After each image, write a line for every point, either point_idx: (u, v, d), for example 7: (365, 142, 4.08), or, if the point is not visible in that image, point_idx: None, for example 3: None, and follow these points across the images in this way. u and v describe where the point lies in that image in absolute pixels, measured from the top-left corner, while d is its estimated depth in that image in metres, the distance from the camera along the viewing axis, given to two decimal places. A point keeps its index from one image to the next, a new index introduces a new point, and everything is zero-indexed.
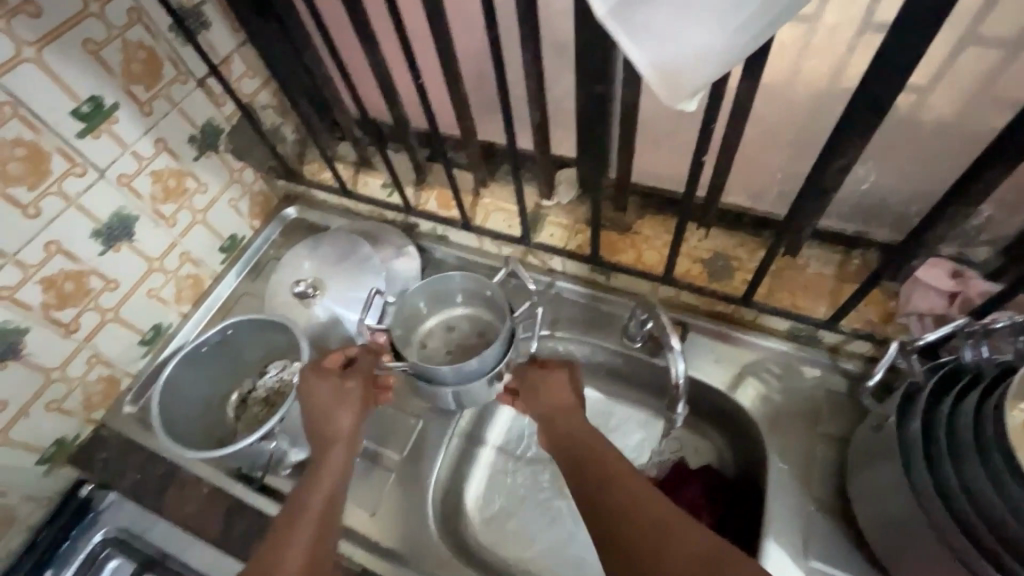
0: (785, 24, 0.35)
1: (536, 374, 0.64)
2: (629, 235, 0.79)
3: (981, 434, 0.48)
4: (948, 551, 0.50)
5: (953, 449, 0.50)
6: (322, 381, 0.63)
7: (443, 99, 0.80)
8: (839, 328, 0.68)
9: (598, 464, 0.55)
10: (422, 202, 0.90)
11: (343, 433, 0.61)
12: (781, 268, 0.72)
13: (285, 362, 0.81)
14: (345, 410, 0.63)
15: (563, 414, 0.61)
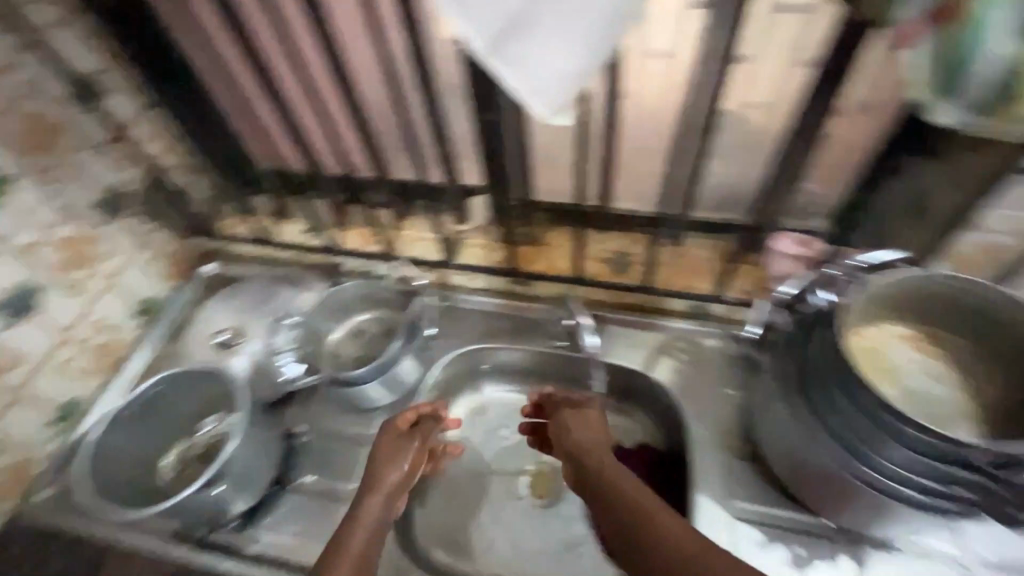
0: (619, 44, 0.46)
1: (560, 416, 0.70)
2: (540, 246, 0.89)
3: (833, 362, 0.58)
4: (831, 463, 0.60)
5: (819, 379, 0.60)
6: (388, 437, 0.67)
7: (352, 143, 0.85)
8: (723, 298, 0.81)
9: (598, 473, 0.60)
10: (343, 241, 0.94)
11: (384, 485, 0.61)
12: (671, 256, 0.84)
13: (220, 416, 0.78)
14: (398, 462, 0.64)
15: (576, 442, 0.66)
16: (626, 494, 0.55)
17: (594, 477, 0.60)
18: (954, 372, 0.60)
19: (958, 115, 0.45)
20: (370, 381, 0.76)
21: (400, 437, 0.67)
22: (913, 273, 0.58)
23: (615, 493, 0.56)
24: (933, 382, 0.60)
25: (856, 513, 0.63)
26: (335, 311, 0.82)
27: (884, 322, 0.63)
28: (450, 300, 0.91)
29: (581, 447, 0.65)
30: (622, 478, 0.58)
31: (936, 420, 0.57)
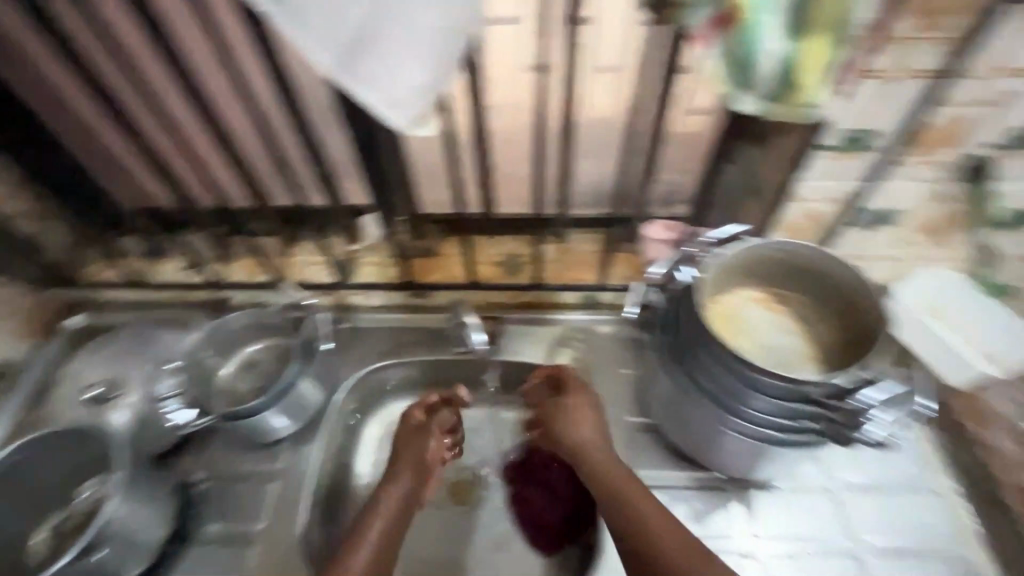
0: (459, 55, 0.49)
1: (562, 404, 0.71)
2: (434, 257, 0.90)
3: (698, 329, 0.65)
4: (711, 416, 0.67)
5: (689, 346, 0.66)
6: (410, 424, 0.75)
7: (224, 173, 0.82)
8: (609, 286, 0.87)
9: (595, 463, 0.65)
10: (228, 273, 0.90)
11: (407, 473, 0.69)
12: (559, 254, 0.88)
13: (99, 479, 0.70)
14: (422, 449, 0.72)
15: (586, 453, 0.67)
16: (619, 489, 0.62)
17: (587, 466, 0.66)
18: (794, 325, 0.69)
19: (754, 104, 0.53)
20: (267, 411, 0.73)
21: (417, 427, 0.75)
22: (754, 240, 0.66)
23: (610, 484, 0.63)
24: (777, 336, 0.69)
25: (738, 461, 0.70)
26: (223, 346, 0.78)
27: (735, 289, 0.71)
28: (350, 321, 0.90)
29: (569, 439, 0.68)
30: (652, 515, 0.59)
31: (782, 367, 0.66)
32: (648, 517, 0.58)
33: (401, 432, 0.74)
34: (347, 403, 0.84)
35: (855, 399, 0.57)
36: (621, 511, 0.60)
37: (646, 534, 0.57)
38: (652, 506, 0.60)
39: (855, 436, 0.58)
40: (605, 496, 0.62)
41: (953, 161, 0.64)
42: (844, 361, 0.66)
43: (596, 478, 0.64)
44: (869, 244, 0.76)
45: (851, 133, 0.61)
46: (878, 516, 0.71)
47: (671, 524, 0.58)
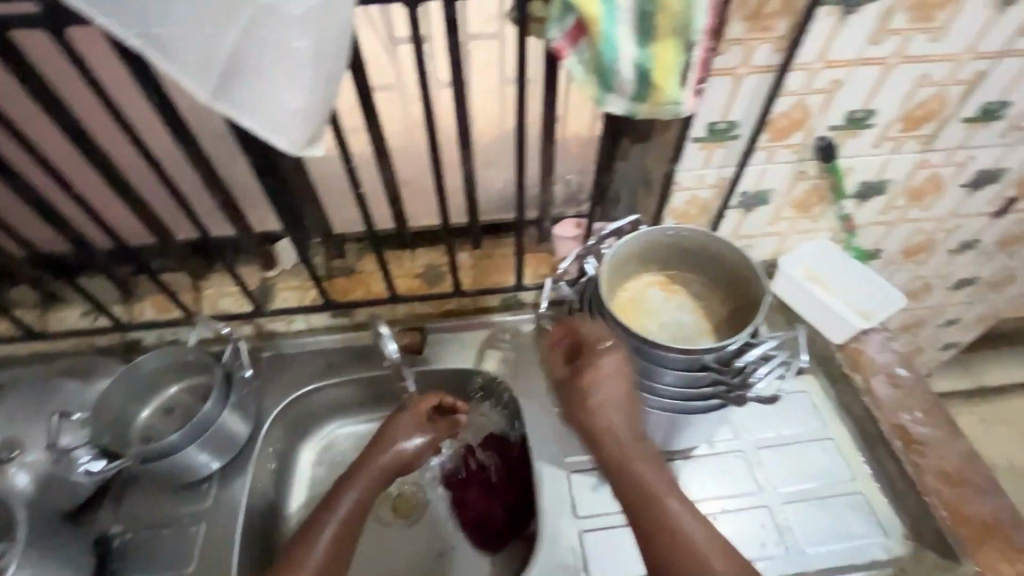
0: (339, 77, 0.50)
1: (593, 371, 0.65)
2: (355, 275, 0.91)
3: (603, 315, 0.69)
4: (623, 397, 0.71)
5: None
6: (400, 419, 0.75)
7: (119, 211, 0.79)
8: (527, 285, 0.91)
9: (623, 453, 0.65)
10: (136, 314, 0.86)
11: (374, 466, 0.71)
12: (476, 259, 0.92)
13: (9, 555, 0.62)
14: (404, 443, 0.73)
15: (604, 419, 0.66)
16: (652, 488, 0.63)
17: (610, 451, 0.65)
18: (692, 302, 0.75)
19: (624, 107, 0.58)
20: (184, 449, 0.70)
21: (417, 429, 0.75)
22: (646, 232, 0.72)
23: (645, 486, 0.63)
24: (677, 314, 0.74)
25: (655, 436, 0.75)
26: (134, 390, 0.74)
27: (637, 276, 0.77)
28: (274, 348, 0.88)
29: (596, 420, 0.65)
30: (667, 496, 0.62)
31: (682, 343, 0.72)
32: (684, 521, 0.61)
33: (395, 428, 0.74)
34: (274, 433, 0.83)
35: (743, 360, 0.65)
36: (655, 515, 0.62)
37: (682, 544, 0.60)
38: (686, 509, 0.62)
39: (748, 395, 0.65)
40: (637, 493, 0.63)
41: (803, 143, 0.73)
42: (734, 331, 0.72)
43: (625, 466, 0.64)
44: (750, 222, 0.85)
45: (714, 125, 0.68)
46: (784, 465, 0.78)
47: (704, 530, 0.61)
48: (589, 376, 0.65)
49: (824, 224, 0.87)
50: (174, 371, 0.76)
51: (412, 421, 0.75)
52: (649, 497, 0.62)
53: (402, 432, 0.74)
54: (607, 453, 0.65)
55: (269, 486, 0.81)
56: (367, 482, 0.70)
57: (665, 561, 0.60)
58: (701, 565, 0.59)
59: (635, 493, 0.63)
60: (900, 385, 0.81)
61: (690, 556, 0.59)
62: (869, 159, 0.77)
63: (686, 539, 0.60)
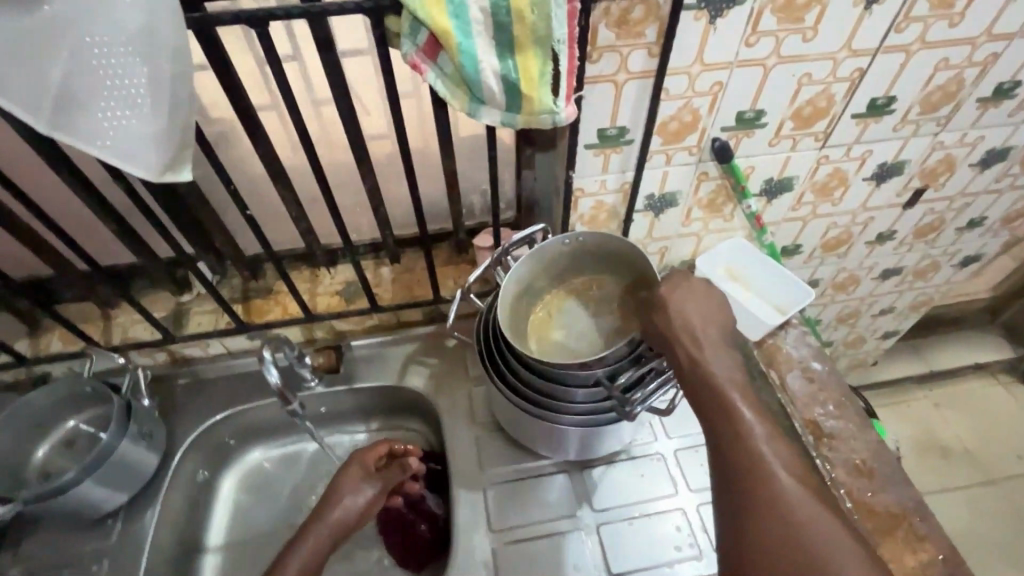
0: (184, 98, 0.48)
1: (679, 288, 0.61)
2: (272, 295, 0.89)
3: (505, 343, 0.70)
4: (538, 421, 0.71)
5: (505, 358, 0.71)
6: (353, 465, 0.73)
7: (14, 245, 0.78)
8: (445, 298, 0.89)
9: (705, 358, 0.56)
10: (43, 348, 0.84)
11: (329, 514, 0.69)
12: (398, 273, 0.91)
13: None
14: (355, 493, 0.71)
15: (698, 335, 0.57)
16: (725, 390, 0.54)
17: (685, 353, 0.57)
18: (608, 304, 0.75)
19: (500, 118, 0.58)
20: (84, 484, 0.67)
21: (364, 478, 0.73)
22: (548, 243, 0.71)
23: (716, 385, 0.54)
24: (592, 323, 0.75)
25: (568, 448, 0.74)
26: (29, 430, 0.72)
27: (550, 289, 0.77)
28: (189, 374, 0.87)
29: (674, 320, 0.58)
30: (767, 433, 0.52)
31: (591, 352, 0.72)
32: (755, 427, 0.52)
33: (342, 480, 0.72)
34: (189, 463, 0.81)
35: (633, 373, 0.63)
36: (723, 415, 0.53)
37: (751, 448, 0.51)
38: (760, 417, 0.53)
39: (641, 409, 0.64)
40: (708, 393, 0.55)
41: (698, 144, 0.73)
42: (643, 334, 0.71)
43: (699, 365, 0.56)
44: (662, 224, 0.85)
45: (604, 131, 0.69)
46: (701, 466, 0.78)
47: (782, 444, 0.51)
48: (668, 288, 0.61)
49: (737, 223, 0.87)
50: (73, 405, 0.74)
51: (365, 468, 0.73)
52: (744, 431, 0.52)
53: (353, 480, 0.72)
54: (685, 356, 0.57)
55: (184, 514, 0.79)
56: (319, 535, 0.68)
57: (725, 464, 0.52)
58: (765, 473, 0.50)
59: (705, 397, 0.55)
60: (814, 380, 0.81)
61: (757, 462, 0.50)
62: (768, 158, 0.78)
63: (751, 443, 0.51)
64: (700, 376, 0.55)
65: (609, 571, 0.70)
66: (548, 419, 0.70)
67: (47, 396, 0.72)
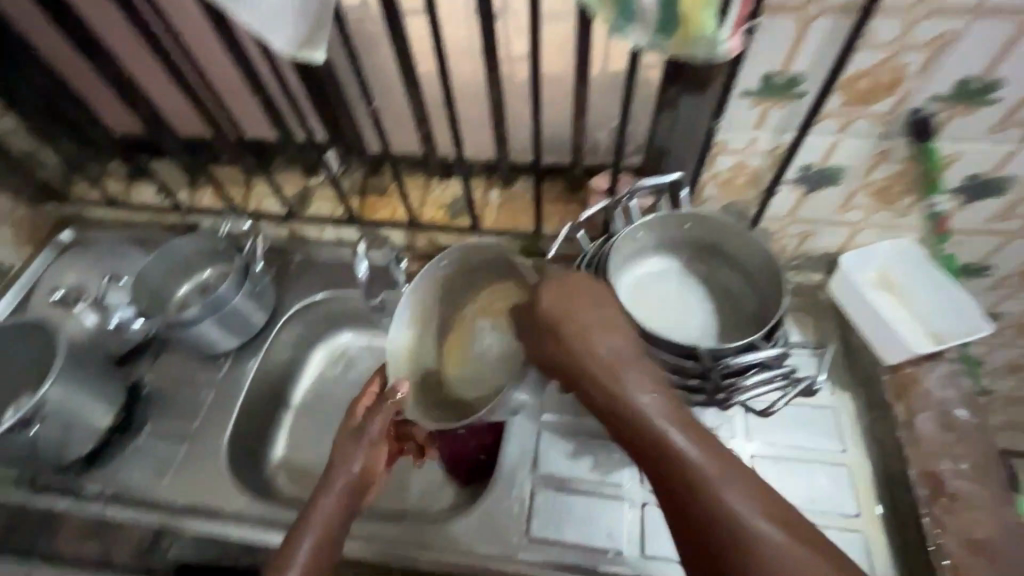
0: None
1: (557, 299, 0.54)
2: (385, 195, 0.92)
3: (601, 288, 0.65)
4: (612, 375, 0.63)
5: None
6: (343, 433, 0.67)
7: (185, 104, 0.87)
8: (546, 235, 0.86)
9: (624, 388, 0.49)
10: (197, 200, 0.95)
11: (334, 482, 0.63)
12: (505, 199, 0.89)
13: (41, 408, 0.67)
14: (347, 460, 0.65)
15: (608, 361, 0.50)
16: (654, 423, 0.47)
17: (605, 387, 0.50)
18: (507, 319, 0.68)
19: (647, 41, 0.50)
20: (203, 321, 0.77)
21: (353, 437, 0.66)
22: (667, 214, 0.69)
23: (642, 420, 0.48)
24: (502, 348, 0.68)
25: None
26: (177, 268, 0.85)
27: (659, 258, 0.75)
28: (304, 252, 0.95)
29: (574, 346, 0.52)
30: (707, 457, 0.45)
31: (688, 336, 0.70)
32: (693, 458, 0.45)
33: (340, 449, 0.66)
34: (289, 329, 0.90)
35: (737, 358, 0.57)
36: (656, 458, 0.46)
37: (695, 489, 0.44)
38: (702, 444, 0.46)
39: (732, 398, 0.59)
40: (635, 432, 0.48)
41: (889, 113, 0.59)
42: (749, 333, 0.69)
43: (617, 402, 0.49)
44: (811, 206, 0.72)
45: (771, 77, 0.58)
46: (778, 481, 0.69)
47: (727, 468, 0.45)
48: (552, 298, 0.54)
49: (909, 222, 0.72)
50: (213, 256, 0.86)
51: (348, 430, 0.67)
52: (682, 461, 0.45)
53: (340, 447, 0.66)
54: (600, 394, 0.50)
55: (277, 370, 0.89)
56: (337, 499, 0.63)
57: (679, 502, 0.45)
58: (718, 508, 0.43)
59: (633, 435, 0.48)
60: (951, 428, 0.68)
61: (707, 501, 0.43)
62: (982, 147, 0.61)
63: (701, 480, 0.44)
64: (624, 412, 0.48)
65: (643, 551, 0.67)
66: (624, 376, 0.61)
67: (193, 242, 0.83)
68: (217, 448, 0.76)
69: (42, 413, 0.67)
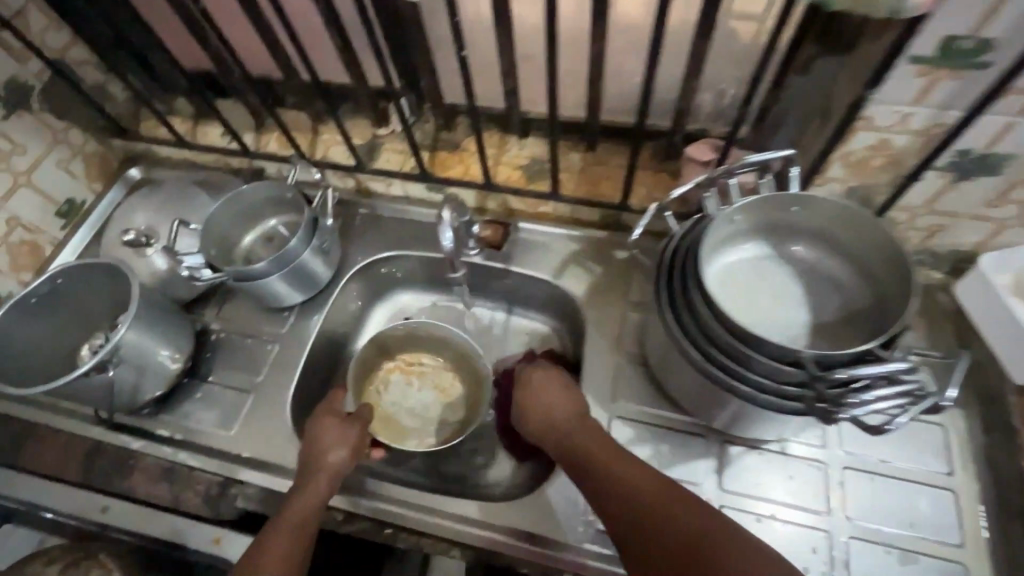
0: None
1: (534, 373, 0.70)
2: (457, 151, 0.86)
3: (690, 272, 0.58)
4: (697, 366, 0.57)
5: (687, 289, 0.58)
6: (325, 420, 0.68)
7: (259, 41, 0.82)
8: (632, 208, 0.78)
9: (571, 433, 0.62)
10: (263, 145, 0.92)
11: (325, 465, 0.64)
12: (587, 164, 0.82)
13: (116, 353, 0.67)
14: (333, 446, 0.66)
15: (564, 418, 0.64)
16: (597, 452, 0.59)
17: (563, 423, 0.64)
18: (424, 378, 0.85)
19: None
20: (271, 276, 0.75)
21: (337, 424, 0.68)
22: (774, 194, 0.58)
23: (586, 452, 0.59)
24: (426, 408, 0.83)
25: (716, 415, 0.64)
26: (244, 216, 0.82)
27: (751, 242, 0.64)
28: (370, 207, 0.91)
29: (542, 408, 0.66)
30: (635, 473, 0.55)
31: (784, 335, 0.59)
32: (617, 465, 0.56)
33: (322, 434, 0.67)
34: (350, 287, 0.87)
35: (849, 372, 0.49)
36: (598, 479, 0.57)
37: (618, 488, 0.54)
38: (633, 464, 0.56)
39: (839, 414, 0.49)
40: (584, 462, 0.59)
41: None
42: (862, 342, 0.57)
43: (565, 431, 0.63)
44: (956, 197, 0.62)
45: (954, 41, 0.48)
46: (871, 498, 0.63)
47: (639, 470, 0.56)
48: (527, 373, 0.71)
49: None
50: (281, 205, 0.83)
51: (322, 421, 0.69)
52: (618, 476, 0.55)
53: (317, 432, 0.67)
54: (551, 429, 0.64)
55: (340, 327, 0.87)
56: (315, 492, 0.62)
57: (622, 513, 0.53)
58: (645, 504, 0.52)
59: (583, 464, 0.59)
60: None
61: (630, 494, 0.53)
62: None
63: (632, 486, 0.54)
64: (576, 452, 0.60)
65: None
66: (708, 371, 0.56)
67: (263, 191, 0.80)
68: (281, 404, 0.76)
69: (118, 358, 0.67)
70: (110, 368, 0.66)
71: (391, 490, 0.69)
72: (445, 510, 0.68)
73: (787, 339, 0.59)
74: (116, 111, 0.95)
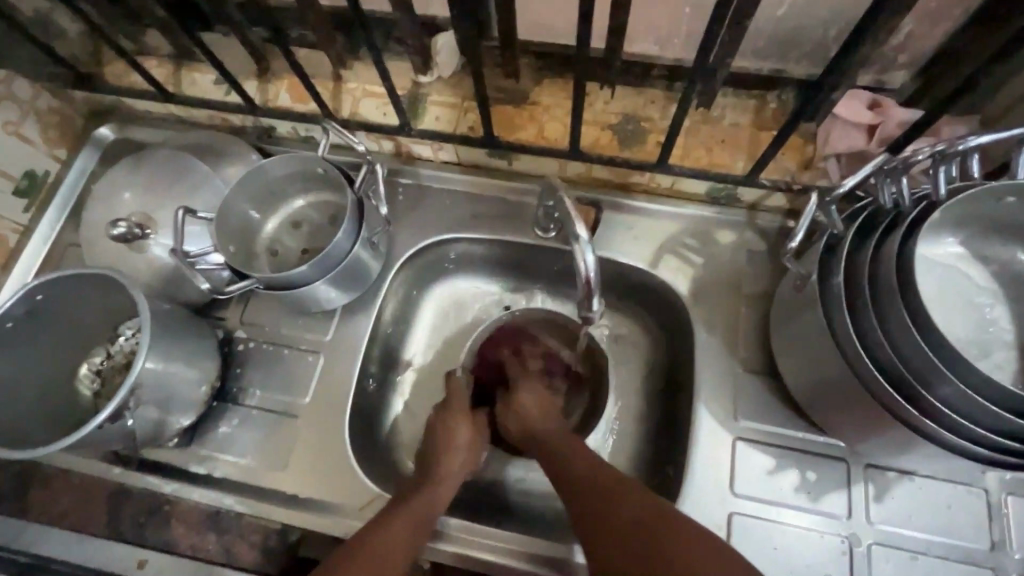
0: None
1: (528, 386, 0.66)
2: (526, 105, 0.68)
3: (876, 276, 0.47)
4: (879, 389, 0.47)
5: (877, 296, 0.47)
6: (457, 422, 0.64)
7: None
8: (760, 182, 0.62)
9: (544, 437, 0.60)
10: (270, 97, 0.72)
11: (448, 473, 0.60)
12: (695, 122, 0.65)
13: (134, 395, 0.54)
14: (448, 455, 0.61)
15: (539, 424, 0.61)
16: (570, 455, 0.56)
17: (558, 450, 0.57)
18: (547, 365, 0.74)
19: None
20: (315, 282, 0.60)
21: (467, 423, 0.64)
22: (996, 184, 0.45)
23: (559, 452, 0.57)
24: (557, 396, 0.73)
25: (868, 443, 0.54)
26: (263, 197, 0.65)
27: (939, 237, 0.52)
28: (414, 176, 0.73)
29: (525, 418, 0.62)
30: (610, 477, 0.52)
31: (984, 359, 0.50)
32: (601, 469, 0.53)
33: (449, 437, 0.62)
34: (400, 278, 0.72)
35: None
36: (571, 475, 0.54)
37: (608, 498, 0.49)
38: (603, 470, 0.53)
39: None
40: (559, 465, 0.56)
41: None
42: None
43: (578, 484, 0.52)
44: None
45: None
46: None
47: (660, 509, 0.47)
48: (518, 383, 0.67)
49: None
50: (312, 180, 0.65)
51: (452, 420, 0.64)
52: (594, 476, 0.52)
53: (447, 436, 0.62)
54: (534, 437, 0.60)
55: (390, 329, 0.72)
56: (446, 491, 0.58)
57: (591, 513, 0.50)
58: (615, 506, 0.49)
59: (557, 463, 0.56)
60: None
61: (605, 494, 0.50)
62: None
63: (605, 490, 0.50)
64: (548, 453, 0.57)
65: None
66: (887, 401, 0.47)
67: (291, 165, 0.63)
68: (336, 431, 0.63)
69: (137, 400, 0.54)
70: (126, 416, 0.53)
71: (468, 532, 0.59)
72: (514, 548, 0.58)
73: (990, 363, 0.50)
74: (72, 53, 0.73)
